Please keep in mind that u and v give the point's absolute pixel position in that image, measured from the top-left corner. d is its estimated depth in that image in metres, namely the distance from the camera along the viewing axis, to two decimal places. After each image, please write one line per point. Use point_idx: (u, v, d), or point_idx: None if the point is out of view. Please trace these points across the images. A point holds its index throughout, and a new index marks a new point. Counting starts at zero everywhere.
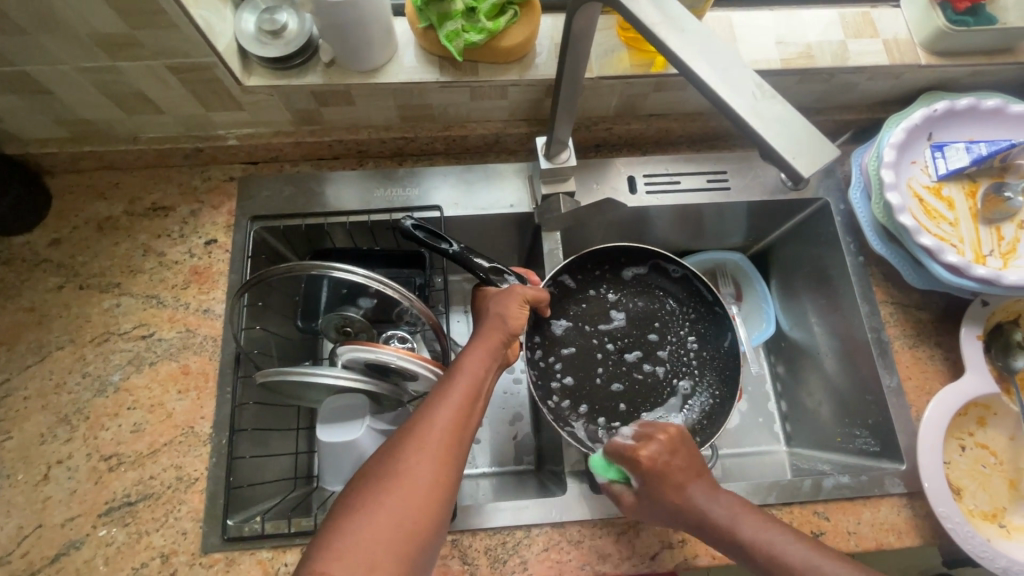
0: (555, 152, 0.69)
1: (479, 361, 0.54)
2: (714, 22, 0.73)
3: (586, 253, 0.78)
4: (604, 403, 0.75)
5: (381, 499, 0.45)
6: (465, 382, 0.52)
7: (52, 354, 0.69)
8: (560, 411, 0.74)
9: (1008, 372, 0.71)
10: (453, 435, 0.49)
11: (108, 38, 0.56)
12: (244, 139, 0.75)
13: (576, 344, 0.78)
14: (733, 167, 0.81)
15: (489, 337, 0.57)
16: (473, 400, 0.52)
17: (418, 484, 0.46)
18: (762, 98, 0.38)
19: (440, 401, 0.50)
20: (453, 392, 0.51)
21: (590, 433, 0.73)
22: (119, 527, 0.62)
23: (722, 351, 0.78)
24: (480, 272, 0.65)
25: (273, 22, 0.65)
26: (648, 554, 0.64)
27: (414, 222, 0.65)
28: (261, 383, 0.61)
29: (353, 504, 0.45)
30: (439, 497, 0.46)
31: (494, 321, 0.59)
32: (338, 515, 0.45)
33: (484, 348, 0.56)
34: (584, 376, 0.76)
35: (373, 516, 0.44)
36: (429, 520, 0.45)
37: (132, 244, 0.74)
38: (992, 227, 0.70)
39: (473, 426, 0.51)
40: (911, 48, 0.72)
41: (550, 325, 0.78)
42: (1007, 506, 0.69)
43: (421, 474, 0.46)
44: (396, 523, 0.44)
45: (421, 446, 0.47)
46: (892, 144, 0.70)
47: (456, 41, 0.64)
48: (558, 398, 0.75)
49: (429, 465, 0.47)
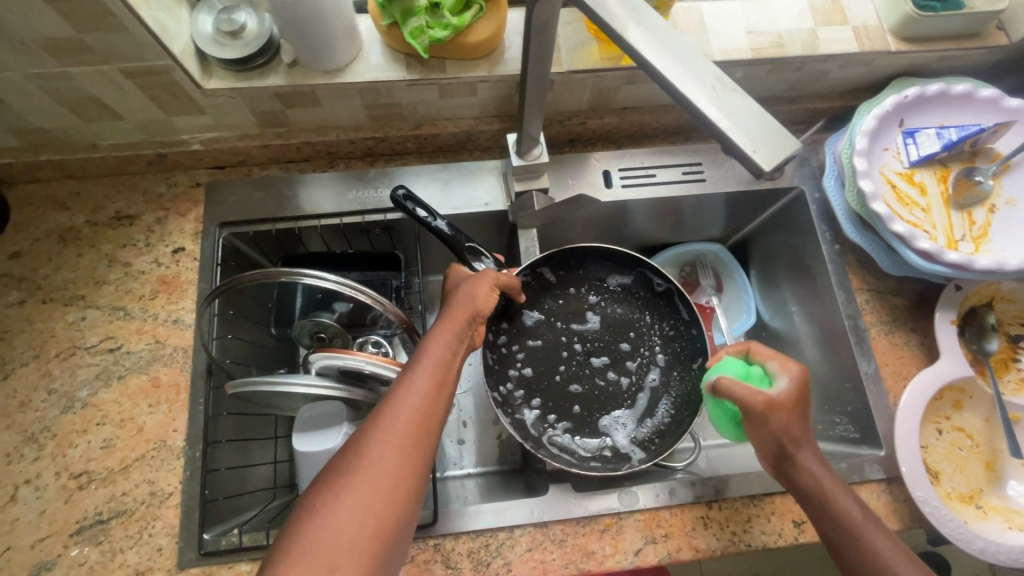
0: (527, 149, 0.68)
1: (443, 349, 0.54)
2: (684, 13, 0.73)
3: (568, 249, 0.78)
4: (559, 400, 0.76)
5: (346, 494, 0.44)
6: (430, 370, 0.51)
7: (16, 371, 0.66)
8: (510, 398, 0.75)
9: (982, 355, 0.72)
10: (420, 423, 0.48)
11: (55, 43, 0.54)
12: (209, 144, 0.73)
13: (543, 337, 0.78)
14: (708, 159, 0.80)
15: (454, 320, 0.56)
16: (439, 386, 0.51)
17: (383, 476, 0.45)
18: (722, 90, 0.37)
19: (403, 390, 0.50)
20: (418, 381, 0.50)
21: (535, 425, 0.75)
22: (92, 546, 0.60)
23: (691, 373, 0.77)
24: (459, 251, 0.66)
25: (231, 22, 0.63)
26: (632, 550, 0.64)
27: (404, 192, 0.66)
28: (231, 395, 0.59)
29: (316, 501, 0.44)
30: (406, 488, 0.46)
31: (460, 304, 0.58)
32: (300, 514, 0.44)
33: (448, 334, 0.55)
34: (544, 371, 0.77)
35: (337, 512, 0.43)
36: (396, 512, 0.45)
37: (96, 255, 0.72)
38: (964, 212, 0.70)
39: (441, 413, 0.51)
40: (881, 34, 0.72)
41: (522, 315, 0.79)
42: (984, 487, 0.69)
43: (386, 466, 0.46)
44: (361, 518, 0.43)
45: (386, 437, 0.47)
46: (864, 131, 0.69)
47: (421, 37, 0.62)
48: (512, 385, 0.76)
49: (395, 456, 0.46)
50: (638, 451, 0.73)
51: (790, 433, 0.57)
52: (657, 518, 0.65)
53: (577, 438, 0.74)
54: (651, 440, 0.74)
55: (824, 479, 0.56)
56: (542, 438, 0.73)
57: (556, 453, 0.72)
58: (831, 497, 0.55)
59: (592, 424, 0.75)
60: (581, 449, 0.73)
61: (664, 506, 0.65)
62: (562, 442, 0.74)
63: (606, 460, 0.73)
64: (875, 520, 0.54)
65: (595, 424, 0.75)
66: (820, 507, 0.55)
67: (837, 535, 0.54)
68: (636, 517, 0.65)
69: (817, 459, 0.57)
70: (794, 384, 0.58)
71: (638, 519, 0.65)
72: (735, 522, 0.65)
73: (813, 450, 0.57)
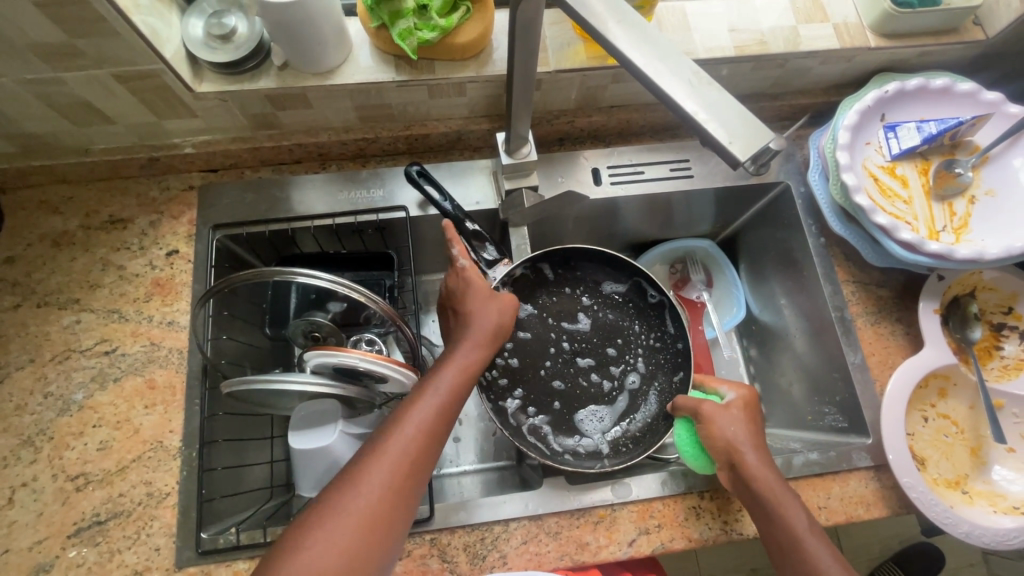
0: (516, 148, 0.69)
1: (451, 383, 0.55)
2: (668, 13, 0.74)
3: (565, 249, 0.78)
4: (540, 394, 0.77)
5: (339, 527, 0.45)
6: (437, 405, 0.53)
7: (11, 375, 0.67)
8: (494, 385, 0.76)
9: (966, 343, 0.73)
10: (419, 463, 0.50)
11: (47, 48, 0.55)
12: (201, 147, 0.74)
13: (533, 330, 0.80)
14: (695, 156, 0.82)
15: (466, 355, 0.58)
16: (441, 425, 0.53)
17: (378, 514, 0.47)
18: (700, 84, 0.39)
19: (410, 423, 0.51)
20: (424, 416, 0.52)
21: (514, 414, 0.76)
22: (90, 547, 0.61)
23: (673, 385, 0.78)
24: (465, 232, 0.72)
25: (221, 26, 0.64)
26: (626, 541, 0.65)
27: (420, 170, 0.73)
28: (227, 394, 0.60)
29: (310, 528, 0.45)
30: (396, 526, 0.48)
31: (475, 337, 0.59)
32: (292, 538, 0.45)
33: (459, 369, 0.56)
34: (529, 364, 0.78)
35: (330, 545, 0.44)
36: (384, 549, 0.47)
37: (91, 259, 0.72)
38: (944, 203, 0.72)
39: (439, 450, 0.53)
40: (861, 31, 0.73)
41: (516, 306, 0.80)
42: (969, 473, 0.71)
43: (382, 503, 0.47)
44: (351, 553, 0.45)
45: (386, 472, 0.48)
46: (847, 125, 0.71)
47: (409, 39, 0.63)
48: (497, 372, 0.77)
49: (392, 494, 0.48)
50: (607, 453, 0.74)
51: (742, 438, 0.60)
52: (649, 509, 0.66)
53: (553, 433, 0.76)
54: (624, 444, 0.75)
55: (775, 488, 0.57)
56: (518, 427, 0.75)
57: (533, 442, 0.74)
58: (779, 502, 0.56)
59: (568, 423, 0.76)
60: (555, 443, 0.75)
61: (657, 497, 0.66)
62: (537, 433, 0.75)
63: (577, 455, 0.74)
64: (819, 531, 0.55)
65: (571, 421, 0.77)
66: (768, 511, 0.56)
67: (782, 539, 0.55)
68: (629, 509, 0.66)
69: (766, 464, 0.58)
70: (742, 397, 0.64)
71: (631, 510, 0.66)
72: (727, 512, 0.66)
73: (767, 463, 0.59)
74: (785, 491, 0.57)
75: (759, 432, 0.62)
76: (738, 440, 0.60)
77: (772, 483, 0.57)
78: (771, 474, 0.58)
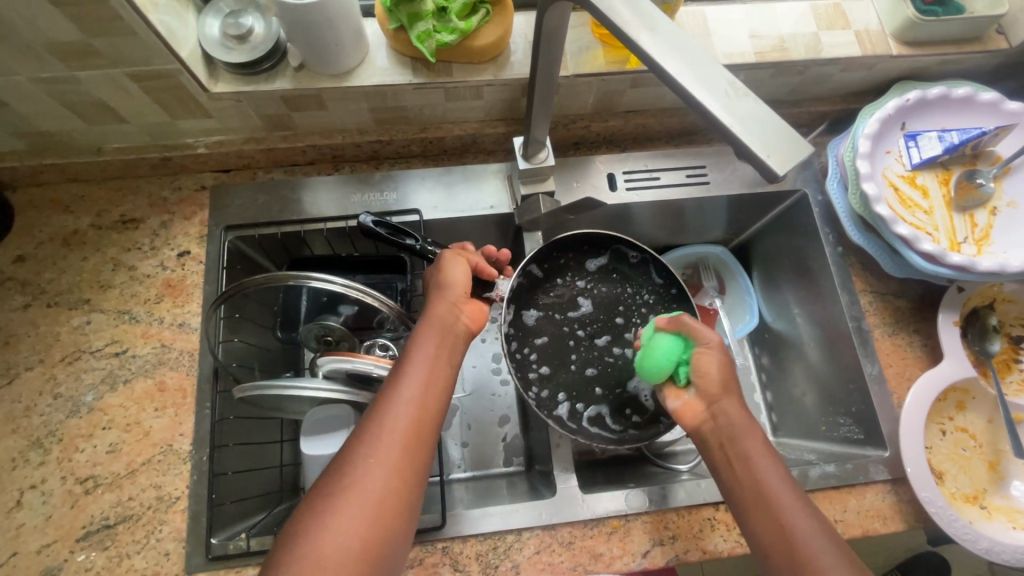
0: (533, 152, 0.68)
1: (431, 348, 0.54)
2: (687, 18, 0.73)
3: (550, 242, 0.76)
4: (581, 387, 0.76)
5: (331, 515, 0.44)
6: (419, 372, 0.52)
7: (21, 376, 0.66)
8: (542, 401, 0.74)
9: (985, 356, 0.72)
10: (407, 436, 0.49)
11: (63, 46, 0.54)
12: (214, 147, 0.73)
13: (548, 332, 0.78)
14: (712, 162, 0.81)
15: (437, 321, 0.56)
16: (427, 392, 0.51)
17: (369, 496, 0.45)
18: (735, 95, 0.38)
19: (394, 395, 0.50)
20: (409, 385, 0.51)
21: (570, 418, 0.74)
22: (98, 551, 0.60)
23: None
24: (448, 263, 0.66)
25: (238, 26, 0.63)
26: (639, 552, 0.64)
27: (374, 219, 0.67)
28: (238, 399, 0.58)
29: (304, 521, 0.45)
30: (394, 504, 0.46)
31: (441, 296, 0.58)
32: (289, 536, 0.44)
33: (437, 333, 0.55)
34: (559, 364, 0.77)
35: (324, 532, 0.44)
36: (385, 528, 0.45)
37: (101, 259, 0.72)
38: (965, 214, 0.71)
39: (433, 419, 0.51)
40: (883, 39, 0.73)
41: (522, 316, 0.77)
42: (988, 488, 0.70)
43: (374, 482, 0.46)
44: (350, 536, 0.44)
45: (373, 451, 0.47)
46: (867, 134, 0.70)
47: (428, 42, 0.62)
48: (537, 388, 0.75)
49: (381, 470, 0.47)
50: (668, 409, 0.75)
51: (720, 382, 0.58)
52: (664, 519, 0.65)
53: (610, 417, 0.75)
54: None
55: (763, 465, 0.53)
56: (581, 429, 0.73)
57: (596, 433, 0.73)
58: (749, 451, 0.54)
59: (621, 401, 0.76)
60: (615, 424, 0.75)
61: (671, 508, 0.66)
62: (599, 422, 0.75)
63: (639, 427, 0.74)
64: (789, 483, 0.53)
65: (622, 396, 0.76)
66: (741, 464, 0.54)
67: (755, 495, 0.52)
68: (643, 519, 0.65)
69: (740, 413, 0.57)
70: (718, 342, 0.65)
71: (645, 521, 0.65)
72: None
73: (751, 428, 0.56)
74: (775, 470, 0.53)
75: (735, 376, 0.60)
76: (721, 383, 0.58)
77: (742, 432, 0.55)
78: (745, 423, 0.56)
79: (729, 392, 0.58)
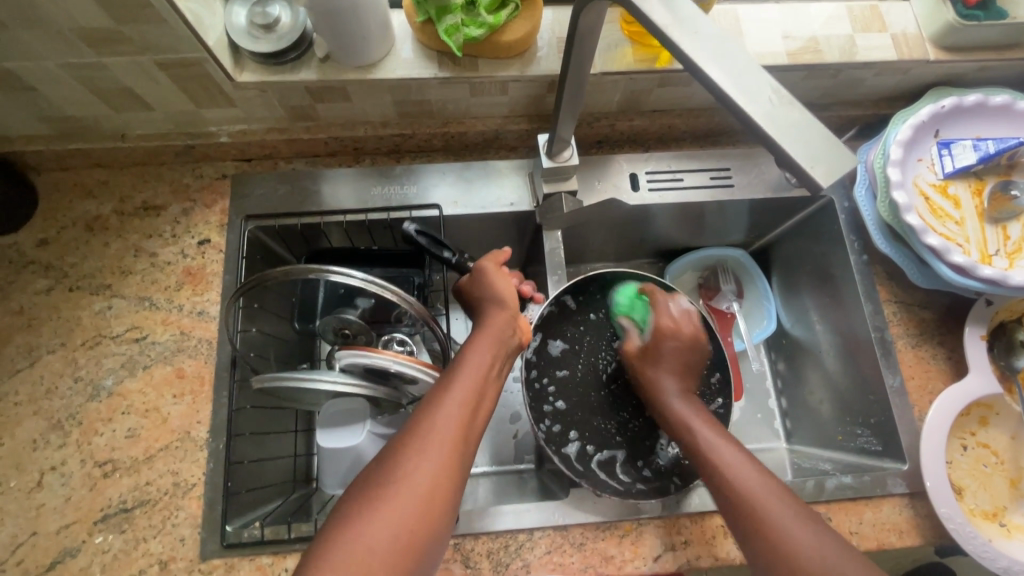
0: (557, 150, 0.68)
1: (484, 354, 0.55)
2: (720, 17, 0.72)
3: (588, 277, 0.76)
4: (595, 429, 0.73)
5: (383, 501, 0.44)
6: (472, 375, 0.53)
7: (42, 358, 0.67)
8: (550, 435, 0.72)
9: (1010, 372, 0.71)
10: (460, 433, 0.49)
11: (92, 33, 0.54)
12: (236, 136, 0.73)
13: (571, 366, 0.76)
14: (737, 164, 0.79)
15: (494, 332, 0.58)
16: (478, 393, 0.52)
17: (421, 486, 0.45)
18: (780, 103, 0.36)
19: (445, 395, 0.50)
20: (460, 387, 0.51)
21: (577, 460, 0.71)
22: (116, 534, 0.61)
23: (711, 388, 0.74)
24: None
25: (265, 15, 0.63)
26: (651, 556, 0.64)
27: (416, 227, 0.66)
28: (257, 389, 0.59)
29: (355, 507, 0.44)
30: (442, 500, 0.46)
31: (498, 309, 0.61)
32: (338, 520, 0.44)
33: (489, 342, 0.57)
34: (577, 402, 0.74)
35: (373, 524, 0.43)
36: (430, 527, 0.45)
37: (123, 245, 0.72)
38: (998, 226, 0.69)
39: (478, 425, 0.51)
40: (920, 43, 0.71)
41: (547, 345, 0.76)
42: (1007, 505, 0.69)
43: (423, 477, 0.46)
44: (398, 530, 0.43)
45: (424, 448, 0.47)
46: (899, 141, 0.68)
47: (455, 36, 0.62)
48: (549, 421, 0.73)
49: (432, 467, 0.46)
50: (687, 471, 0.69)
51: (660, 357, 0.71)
52: (677, 525, 0.65)
53: (621, 466, 0.70)
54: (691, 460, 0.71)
55: (752, 479, 0.55)
56: (586, 472, 0.69)
57: (603, 480, 0.68)
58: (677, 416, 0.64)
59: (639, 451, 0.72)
60: (625, 476, 0.70)
61: (684, 514, 0.65)
62: (607, 470, 0.70)
63: (649, 483, 0.68)
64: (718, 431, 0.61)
65: (641, 445, 0.72)
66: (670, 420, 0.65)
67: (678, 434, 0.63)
68: (656, 524, 0.65)
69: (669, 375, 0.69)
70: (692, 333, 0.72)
71: (657, 526, 0.65)
72: None
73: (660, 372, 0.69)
74: (789, 515, 0.52)
75: (684, 350, 0.71)
76: (671, 366, 0.70)
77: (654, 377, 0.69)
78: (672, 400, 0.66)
79: (678, 376, 0.69)
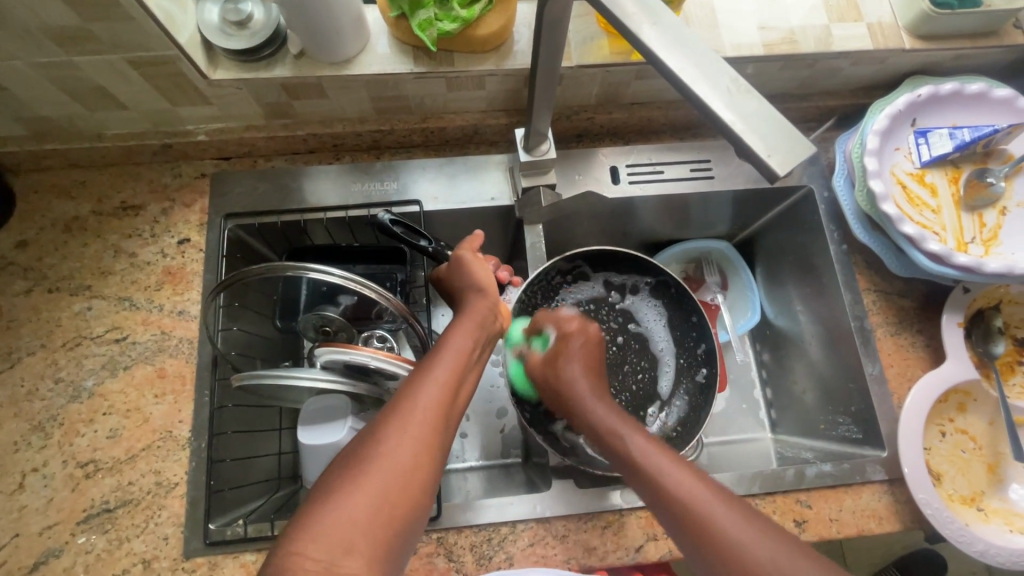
0: (535, 144, 0.68)
1: (466, 338, 0.55)
2: (695, 8, 0.72)
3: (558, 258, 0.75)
4: None
5: (363, 478, 0.44)
6: (452, 358, 0.53)
7: (22, 360, 0.67)
8: (537, 415, 0.72)
9: (988, 358, 0.72)
10: (439, 412, 0.49)
11: (61, 31, 0.54)
12: (214, 134, 0.73)
13: None
14: (716, 156, 0.80)
15: (476, 315, 0.59)
16: (459, 376, 0.52)
17: (401, 463, 0.45)
18: (738, 92, 0.37)
19: (427, 375, 0.50)
20: (441, 368, 0.51)
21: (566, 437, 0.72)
22: (98, 534, 0.61)
23: (696, 358, 0.78)
24: None
25: (238, 12, 0.63)
26: (633, 546, 0.64)
27: (391, 217, 0.67)
28: (236, 388, 0.58)
29: (331, 486, 0.44)
30: (421, 476, 0.46)
31: (478, 293, 0.61)
32: (315, 499, 0.43)
33: (470, 328, 0.57)
34: None
35: (351, 501, 0.43)
36: (409, 501, 0.45)
37: (102, 245, 0.72)
38: (974, 214, 0.69)
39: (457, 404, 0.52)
40: (895, 32, 0.71)
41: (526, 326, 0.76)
42: (986, 490, 0.70)
43: (405, 452, 0.45)
44: (377, 505, 0.43)
45: (404, 426, 0.47)
46: (876, 130, 0.69)
47: (429, 30, 0.62)
48: (536, 402, 0.73)
49: (413, 444, 0.46)
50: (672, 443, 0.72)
51: (574, 376, 0.60)
52: None
53: None
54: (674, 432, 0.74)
55: (686, 483, 0.48)
56: (575, 449, 0.70)
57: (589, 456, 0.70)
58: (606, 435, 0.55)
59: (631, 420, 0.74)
60: None
61: None
62: None
63: None
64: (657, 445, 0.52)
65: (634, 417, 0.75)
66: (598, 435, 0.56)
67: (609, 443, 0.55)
68: (636, 515, 0.65)
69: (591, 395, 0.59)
70: (580, 334, 0.64)
71: (640, 516, 0.65)
72: None
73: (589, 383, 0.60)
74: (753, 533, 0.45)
75: (592, 363, 0.62)
76: (582, 373, 0.60)
77: (571, 393, 0.59)
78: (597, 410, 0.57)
79: (591, 377, 0.61)
